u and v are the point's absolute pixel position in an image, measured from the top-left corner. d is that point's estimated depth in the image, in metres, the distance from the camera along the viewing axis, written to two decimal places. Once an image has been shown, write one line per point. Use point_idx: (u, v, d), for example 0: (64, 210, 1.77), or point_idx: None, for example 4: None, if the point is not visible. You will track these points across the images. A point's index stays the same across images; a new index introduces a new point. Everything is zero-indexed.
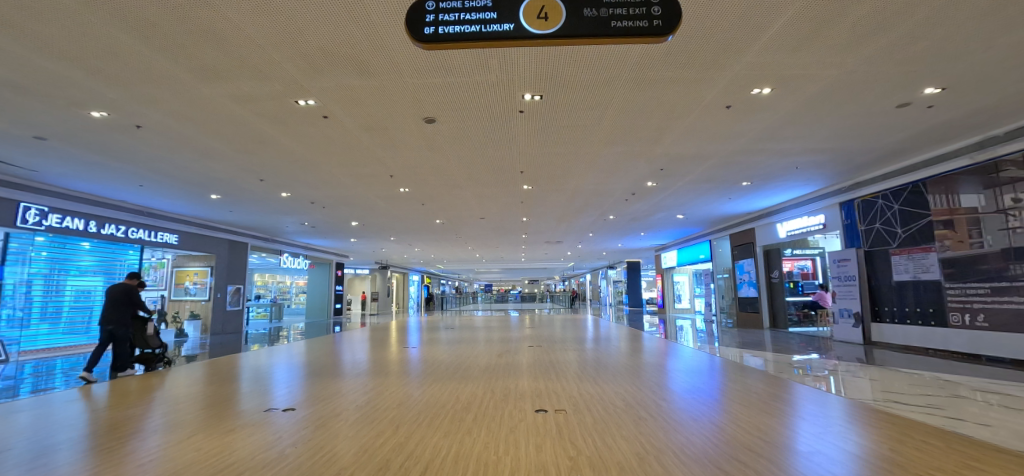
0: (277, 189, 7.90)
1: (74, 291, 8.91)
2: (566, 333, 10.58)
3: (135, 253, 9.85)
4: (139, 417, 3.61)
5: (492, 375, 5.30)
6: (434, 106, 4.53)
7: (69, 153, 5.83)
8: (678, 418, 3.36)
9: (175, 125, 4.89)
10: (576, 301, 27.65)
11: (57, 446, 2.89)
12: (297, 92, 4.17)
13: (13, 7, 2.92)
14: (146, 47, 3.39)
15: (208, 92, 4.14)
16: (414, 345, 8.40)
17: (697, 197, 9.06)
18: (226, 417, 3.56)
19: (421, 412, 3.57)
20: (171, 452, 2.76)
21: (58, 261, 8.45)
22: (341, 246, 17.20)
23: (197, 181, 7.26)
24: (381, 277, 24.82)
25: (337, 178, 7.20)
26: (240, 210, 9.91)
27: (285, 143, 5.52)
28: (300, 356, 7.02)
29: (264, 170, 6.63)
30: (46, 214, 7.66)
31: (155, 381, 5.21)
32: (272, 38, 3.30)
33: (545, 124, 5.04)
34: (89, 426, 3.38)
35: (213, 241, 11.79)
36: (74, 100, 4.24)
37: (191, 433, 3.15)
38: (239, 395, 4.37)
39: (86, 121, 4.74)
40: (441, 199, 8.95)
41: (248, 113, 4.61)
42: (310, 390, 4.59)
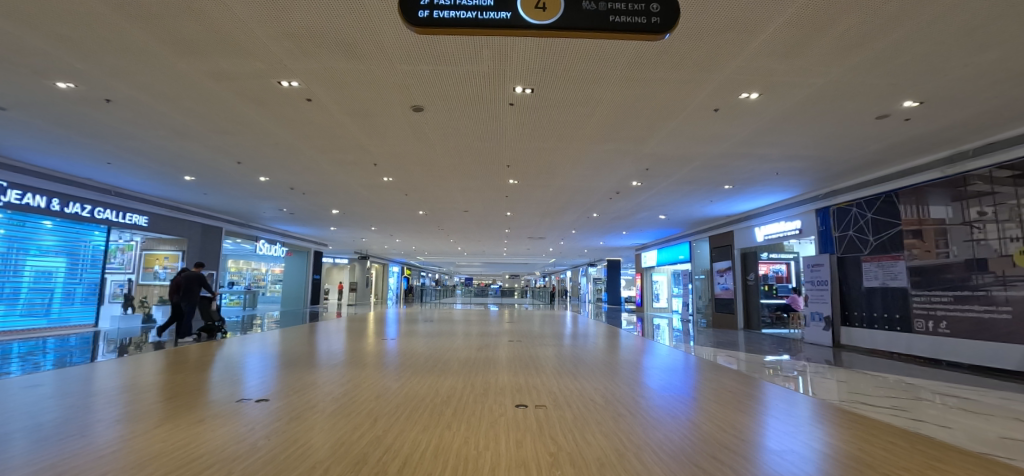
0: (256, 173, 7.66)
1: (35, 272, 8.51)
2: (545, 328, 10.63)
3: (101, 234, 9.63)
4: (100, 406, 3.45)
5: (470, 368, 5.28)
6: (422, 95, 4.45)
7: (30, 125, 5.51)
8: (654, 415, 3.40)
9: (148, 101, 4.67)
10: (555, 298, 27.72)
11: (11, 435, 2.75)
12: (280, 72, 4.02)
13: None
14: (116, 15, 3.20)
15: (184, 66, 3.94)
16: (392, 336, 8.35)
17: (678, 198, 9.19)
18: (196, 407, 3.45)
19: (400, 405, 3.53)
20: (141, 440, 2.69)
21: (17, 240, 8.04)
22: (319, 234, 16.82)
23: (171, 161, 6.97)
24: (360, 267, 24.49)
25: (319, 164, 7.04)
26: (215, 193, 9.59)
27: (266, 125, 5.34)
28: (275, 346, 6.85)
29: (243, 152, 6.42)
30: (5, 190, 7.27)
31: (119, 368, 5.01)
32: (256, 14, 3.17)
33: (534, 118, 5.00)
34: (45, 414, 3.21)
35: (186, 225, 11.37)
36: (35, 68, 3.99)
37: (157, 423, 3.03)
38: (208, 385, 4.22)
39: (51, 92, 4.49)
40: (425, 190, 8.85)
41: (227, 91, 4.43)
42: (284, 380, 4.47)
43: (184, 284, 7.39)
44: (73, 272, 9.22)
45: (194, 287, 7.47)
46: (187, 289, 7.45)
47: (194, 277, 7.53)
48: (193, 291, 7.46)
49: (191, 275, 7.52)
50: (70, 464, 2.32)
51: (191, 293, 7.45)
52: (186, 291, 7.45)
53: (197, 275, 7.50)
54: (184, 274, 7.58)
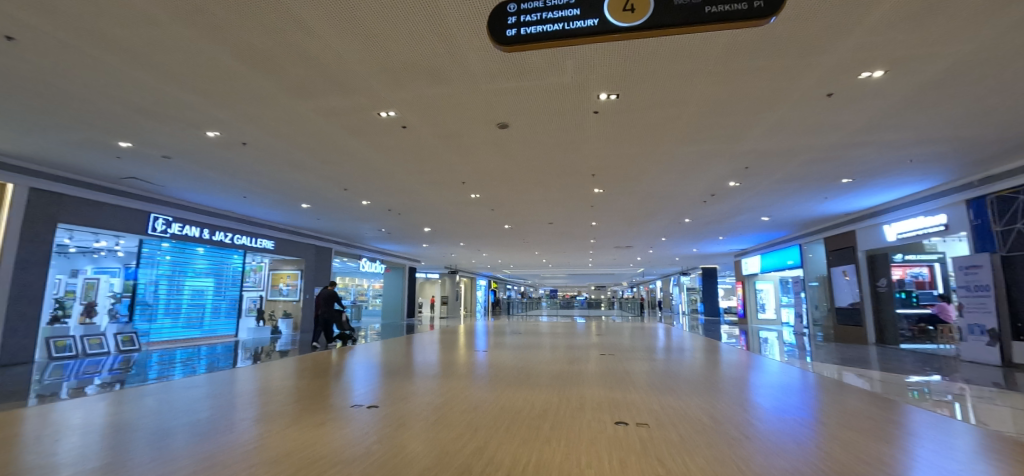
0: (358, 198, 8.43)
1: (192, 290, 10.10)
2: (635, 341, 10.19)
3: (238, 258, 11.09)
4: (241, 406, 3.98)
5: (562, 382, 5.21)
6: (506, 112, 4.57)
7: (187, 169, 6.66)
8: (774, 440, 3.04)
9: (273, 140, 5.38)
10: (644, 310, 26.48)
11: (178, 428, 3.29)
12: (379, 104, 4.40)
13: (149, 41, 3.36)
14: (249, 70, 3.75)
15: (301, 108, 4.49)
16: (482, 348, 8.58)
17: (785, 198, 8.31)
18: (317, 411, 3.82)
19: (496, 417, 3.57)
20: (273, 439, 3.03)
21: (178, 264, 9.67)
22: (413, 251, 17.98)
23: (291, 191, 7.95)
24: (450, 281, 25.67)
25: (412, 186, 7.54)
26: (326, 218, 10.71)
27: (367, 153, 5.86)
28: (378, 356, 7.38)
29: (348, 180, 7.11)
30: (171, 223, 8.92)
31: (253, 374, 5.77)
32: (359, 54, 3.51)
33: (620, 124, 4.87)
34: (202, 412, 3.79)
35: (303, 247, 12.84)
36: (191, 121, 4.81)
37: (287, 423, 3.40)
38: (326, 391, 4.66)
39: (202, 140, 5.37)
40: (510, 204, 9.04)
41: (335, 126, 4.95)
42: (388, 388, 4.79)
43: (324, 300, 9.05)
44: (219, 289, 10.77)
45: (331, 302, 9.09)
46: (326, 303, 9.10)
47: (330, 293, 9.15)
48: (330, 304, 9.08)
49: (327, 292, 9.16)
50: (222, 455, 2.69)
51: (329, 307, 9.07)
52: (325, 305, 9.11)
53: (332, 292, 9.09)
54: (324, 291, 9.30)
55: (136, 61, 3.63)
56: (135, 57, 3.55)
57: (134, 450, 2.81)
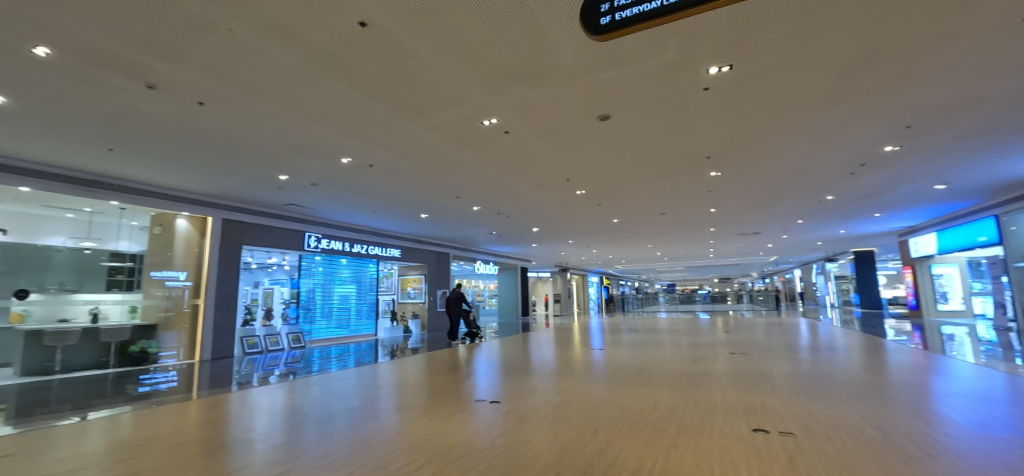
0: (470, 204, 8.93)
1: (340, 296, 11.55)
2: (772, 338, 9.09)
3: (373, 266, 12.49)
4: (383, 397, 4.48)
5: (688, 382, 4.86)
6: (606, 103, 4.43)
7: (329, 192, 7.74)
8: (972, 462, 2.44)
9: (393, 160, 5.98)
10: (781, 303, 23.51)
11: (336, 414, 3.83)
12: (482, 113, 4.60)
13: (293, 89, 3.98)
14: (370, 99, 4.22)
15: (414, 127, 4.91)
16: (598, 346, 8.45)
17: (969, 159, 6.66)
18: (446, 404, 4.13)
19: (616, 417, 3.46)
20: (410, 427, 3.36)
21: (328, 274, 11.15)
22: (523, 251, 18.46)
23: (411, 204, 8.74)
24: (561, 279, 25.79)
25: (518, 188, 7.74)
26: (442, 225, 11.54)
27: (474, 162, 6.18)
28: (497, 354, 7.72)
29: (459, 188, 7.58)
30: (320, 239, 10.43)
31: (392, 369, 6.47)
32: (460, 68, 3.72)
33: (736, 98, 4.39)
34: (353, 401, 4.36)
35: (425, 253, 14.02)
36: (329, 151, 5.58)
37: (421, 414, 3.74)
38: (453, 386, 5.01)
39: (339, 166, 6.20)
40: (618, 198, 8.75)
41: (444, 139, 5.31)
42: (509, 385, 4.97)
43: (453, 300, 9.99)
44: (360, 294, 12.21)
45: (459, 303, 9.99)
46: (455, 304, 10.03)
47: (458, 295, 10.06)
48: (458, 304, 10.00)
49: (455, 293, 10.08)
50: (371, 440, 3.06)
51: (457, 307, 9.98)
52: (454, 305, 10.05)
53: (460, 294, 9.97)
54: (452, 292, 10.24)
55: (286, 107, 4.33)
56: (285, 103, 4.23)
57: (305, 431, 3.33)
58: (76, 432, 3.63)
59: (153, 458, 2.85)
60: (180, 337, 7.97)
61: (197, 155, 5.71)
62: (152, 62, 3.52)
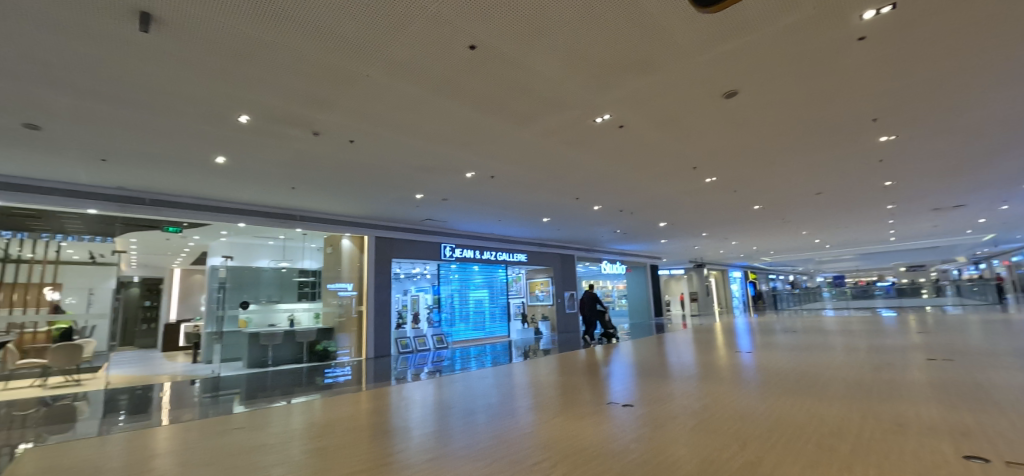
0: (590, 204, 8.86)
1: (475, 300, 12.53)
2: (997, 340, 7.06)
3: (502, 271, 13.20)
4: (518, 396, 4.70)
5: (866, 392, 4.07)
6: (732, 77, 4.01)
7: (459, 205, 8.46)
8: None
9: (513, 169, 6.27)
10: (1009, 294, 18.12)
11: (476, 409, 4.16)
12: (594, 111, 4.56)
13: (421, 117, 4.48)
14: (487, 115, 4.51)
15: (529, 135, 5.09)
16: (747, 349, 7.58)
17: None
18: (578, 405, 4.15)
19: (769, 429, 3.08)
20: (542, 426, 3.49)
21: (463, 280, 12.18)
22: (653, 248, 17.55)
23: (534, 209, 9.03)
24: (698, 276, 23.81)
25: (639, 182, 7.43)
26: (565, 227, 11.66)
27: (591, 161, 6.13)
28: (630, 356, 7.46)
29: (578, 189, 7.59)
30: (454, 248, 11.44)
31: (525, 369, 6.73)
32: (568, 70, 3.75)
33: (907, 42, 3.59)
34: (491, 398, 4.66)
35: (551, 256, 14.30)
36: (457, 168, 6.10)
37: (554, 414, 3.83)
38: (584, 387, 5.01)
39: (465, 181, 6.73)
40: (757, 181, 7.79)
41: (559, 143, 5.39)
42: (643, 388, 4.78)
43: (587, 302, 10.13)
44: (493, 298, 13.01)
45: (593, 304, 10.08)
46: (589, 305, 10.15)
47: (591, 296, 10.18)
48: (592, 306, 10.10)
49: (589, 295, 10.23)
50: (508, 435, 3.24)
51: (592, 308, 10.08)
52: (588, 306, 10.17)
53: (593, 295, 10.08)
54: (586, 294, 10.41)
55: (416, 133, 4.89)
56: (417, 130, 4.78)
57: (451, 424, 3.68)
58: (285, 412, 4.63)
59: (335, 437, 3.48)
60: (351, 338, 9.44)
61: (353, 185, 6.78)
62: (317, 113, 4.31)
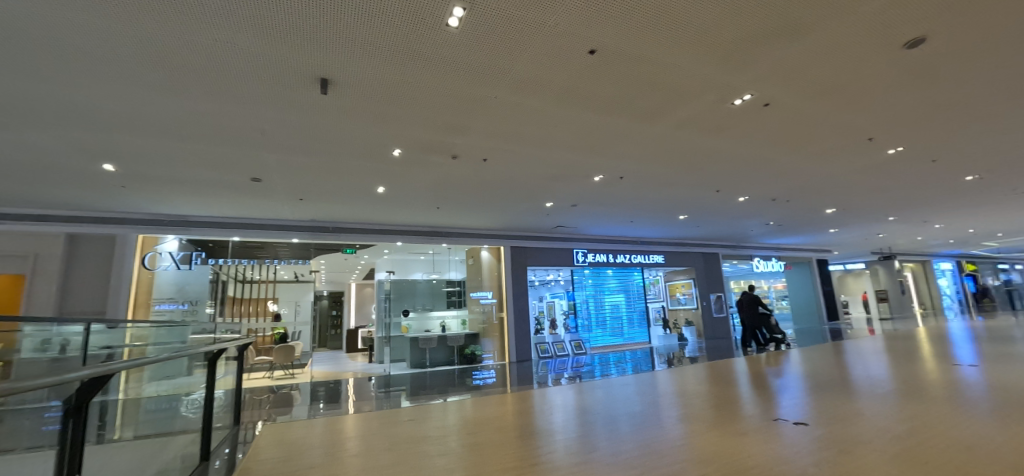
0: (734, 196, 7.98)
1: (611, 305, 12.27)
2: None
3: (638, 274, 12.68)
4: (665, 406, 4.44)
5: None
6: (917, 21, 3.23)
7: (589, 209, 8.41)
8: None
9: (642, 167, 6.01)
10: None
11: (620, 418, 4.06)
12: (731, 94, 4.11)
13: (547, 128, 4.61)
14: (610, 116, 4.41)
15: (658, 130, 4.81)
16: (971, 361, 5.92)
17: None
18: (737, 419, 3.74)
19: (1019, 466, 2.36)
20: (696, 440, 3.24)
21: (597, 285, 12.04)
22: (819, 240, 14.98)
23: (668, 206, 8.50)
24: (887, 270, 19.52)
25: (796, 165, 6.43)
26: (706, 223, 10.70)
27: (732, 149, 5.52)
28: (798, 366, 6.44)
29: (718, 181, 6.92)
30: (586, 254, 11.40)
31: (671, 377, 6.33)
32: (696, 53, 3.46)
33: None
34: (636, 406, 4.50)
35: (691, 255, 13.23)
36: (583, 172, 6.10)
37: (708, 428, 3.52)
38: (741, 399, 4.50)
39: (593, 184, 6.69)
40: (969, 145, 6.10)
41: (692, 134, 4.98)
42: (819, 405, 4.09)
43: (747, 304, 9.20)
44: (630, 302, 12.58)
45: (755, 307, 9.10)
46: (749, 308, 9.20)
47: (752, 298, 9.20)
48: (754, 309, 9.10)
49: (749, 297, 9.27)
50: (657, 448, 3.09)
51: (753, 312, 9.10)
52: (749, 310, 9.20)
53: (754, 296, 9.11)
54: (745, 295, 9.45)
55: (543, 144, 5.04)
56: (542, 140, 4.92)
57: (596, 431, 3.65)
58: (443, 409, 5.15)
59: (489, 434, 3.75)
60: (494, 343, 10.17)
61: (488, 200, 7.27)
62: (454, 138, 4.76)
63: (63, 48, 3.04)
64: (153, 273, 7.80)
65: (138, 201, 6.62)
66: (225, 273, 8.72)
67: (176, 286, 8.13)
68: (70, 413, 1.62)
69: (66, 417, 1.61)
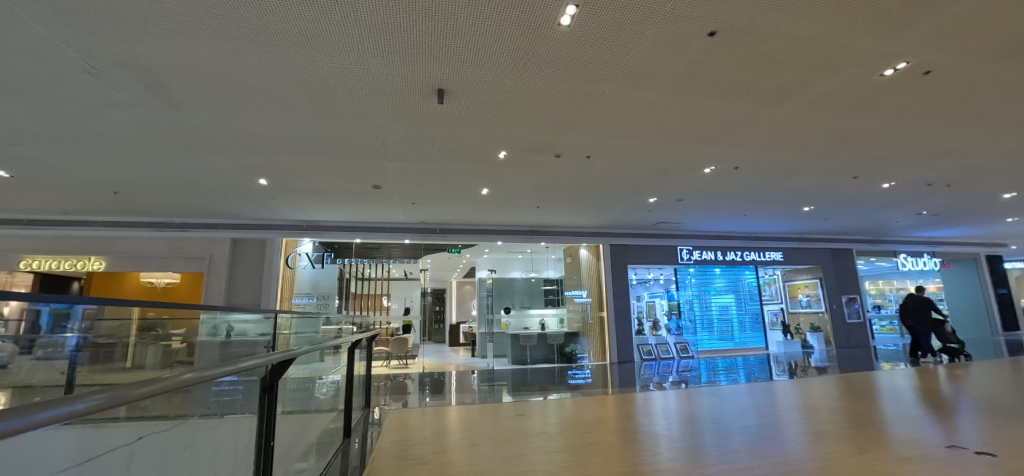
0: (877, 182, 6.91)
1: (719, 306, 11.35)
2: None
3: (751, 273, 11.58)
4: (797, 420, 4.00)
5: None
6: None
7: (696, 204, 7.89)
8: None
9: (762, 155, 5.47)
10: None
11: (745, 428, 3.76)
12: (878, 65, 3.55)
13: (656, 120, 4.42)
14: (727, 102, 4.09)
15: (783, 113, 4.34)
16: None
17: None
18: (894, 442, 3.22)
19: None
20: (845, 461, 2.87)
21: (703, 284, 11.23)
22: (991, 232, 12.33)
23: (790, 198, 7.65)
24: None
25: (964, 143, 5.35)
26: (836, 216, 9.42)
27: (876, 128, 4.78)
28: (970, 384, 5.36)
29: (856, 167, 6.04)
30: (692, 251, 10.77)
31: (799, 388, 5.68)
32: (835, 23, 3.05)
33: None
34: (762, 417, 4.13)
35: (817, 252, 11.74)
36: (693, 164, 5.73)
37: (857, 448, 3.09)
38: (895, 418, 3.89)
39: (704, 177, 6.25)
40: None
41: (826, 115, 4.41)
42: (1009, 432, 3.36)
43: (913, 307, 8.06)
44: (741, 304, 11.57)
45: (924, 310, 7.93)
46: (917, 311, 8.05)
47: (920, 299, 8.06)
48: (923, 312, 7.94)
49: (916, 299, 8.13)
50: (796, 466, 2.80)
51: (922, 316, 7.93)
52: (916, 313, 8.04)
53: (923, 298, 7.98)
54: (911, 298, 8.28)
55: (650, 137, 4.84)
56: (649, 133, 4.72)
57: (720, 441, 3.42)
58: (550, 406, 5.21)
59: (601, 435, 3.71)
60: (592, 342, 10.08)
61: (589, 198, 7.18)
62: (559, 138, 4.78)
63: (237, 85, 3.64)
64: (294, 271, 9.06)
65: (283, 210, 7.68)
66: (349, 271, 9.62)
67: (311, 283, 9.31)
68: (266, 390, 1.88)
69: (263, 393, 1.87)
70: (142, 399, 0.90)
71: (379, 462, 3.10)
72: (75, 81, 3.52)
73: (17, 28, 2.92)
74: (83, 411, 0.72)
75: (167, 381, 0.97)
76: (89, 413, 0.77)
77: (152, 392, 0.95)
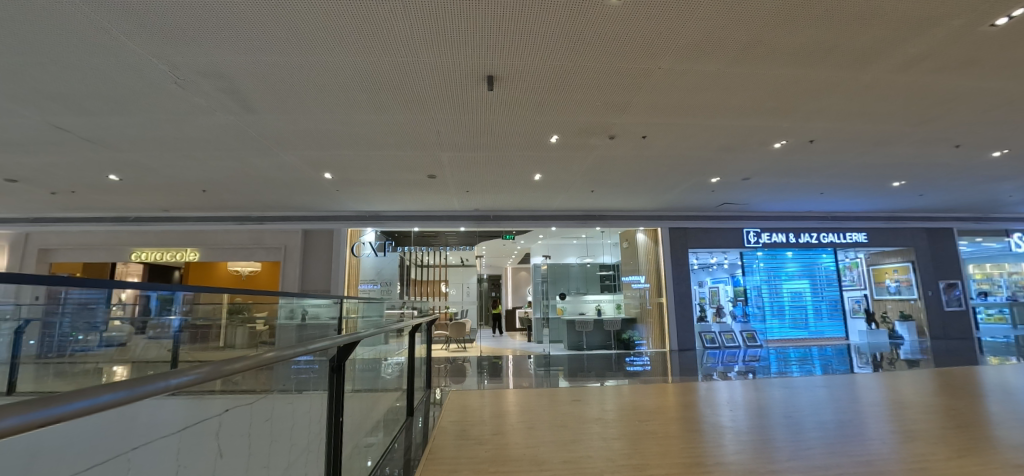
0: (985, 151, 6.03)
1: (791, 292, 10.62)
2: None
3: (829, 255, 10.73)
4: (881, 416, 3.65)
5: None
6: None
7: (766, 182, 7.34)
8: None
9: (842, 125, 4.96)
10: None
11: (820, 423, 3.49)
12: (988, 13, 3.06)
13: (719, 93, 4.13)
14: (800, 68, 3.73)
15: (868, 76, 3.89)
16: None
17: None
18: (1001, 446, 2.85)
19: None
20: (944, 466, 2.58)
21: (772, 269, 10.55)
22: None
23: (877, 172, 6.88)
24: None
25: None
26: (934, 191, 8.36)
27: (987, 87, 4.14)
28: None
29: (959, 133, 5.30)
30: (760, 233, 10.05)
31: (884, 381, 5.19)
32: None
33: None
34: (842, 413, 3.80)
35: (909, 233, 10.51)
36: (761, 139, 5.32)
37: (953, 452, 2.78)
38: (1007, 420, 3.42)
39: (774, 152, 5.78)
40: None
41: (921, 75, 3.89)
42: None
43: None
44: (816, 289, 10.76)
45: None
46: None
47: None
48: None
49: None
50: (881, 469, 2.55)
51: None
52: None
53: None
54: None
55: (713, 113, 4.55)
56: (711, 108, 4.43)
57: (791, 435, 3.22)
58: (606, 392, 5.16)
59: (661, 423, 3.62)
60: (650, 329, 9.85)
61: (647, 179, 6.91)
62: (613, 118, 4.61)
63: (301, 85, 3.86)
64: (359, 258, 9.60)
65: (347, 201, 8.12)
66: (409, 259, 10.04)
67: (375, 270, 9.82)
68: (335, 369, 2.02)
69: (332, 372, 2.02)
70: (235, 374, 1.01)
71: (440, 440, 3.25)
72: (165, 90, 3.89)
73: (117, 46, 3.28)
74: (183, 384, 0.83)
75: (254, 358, 1.08)
76: (192, 385, 0.87)
77: (243, 368, 1.06)
